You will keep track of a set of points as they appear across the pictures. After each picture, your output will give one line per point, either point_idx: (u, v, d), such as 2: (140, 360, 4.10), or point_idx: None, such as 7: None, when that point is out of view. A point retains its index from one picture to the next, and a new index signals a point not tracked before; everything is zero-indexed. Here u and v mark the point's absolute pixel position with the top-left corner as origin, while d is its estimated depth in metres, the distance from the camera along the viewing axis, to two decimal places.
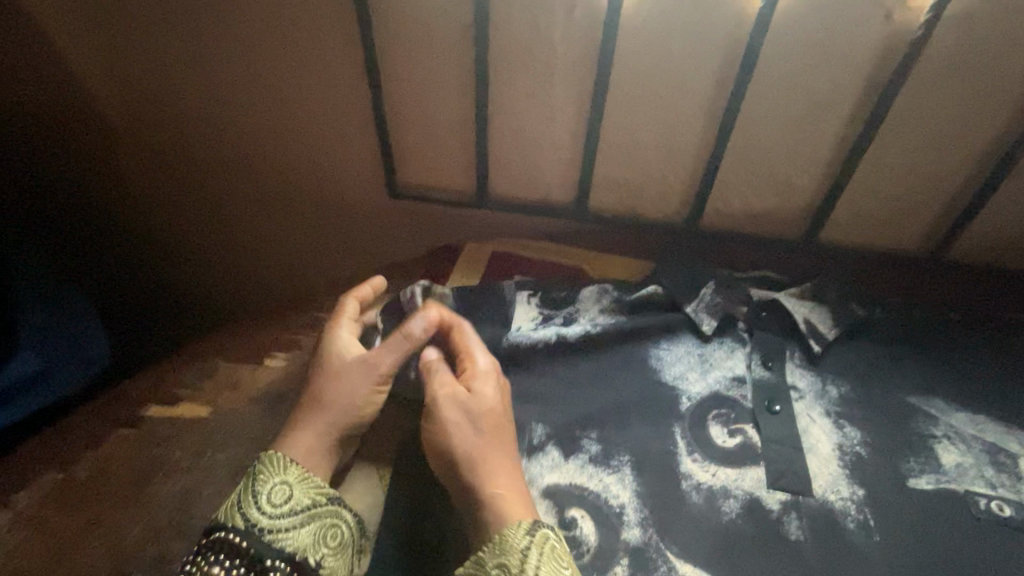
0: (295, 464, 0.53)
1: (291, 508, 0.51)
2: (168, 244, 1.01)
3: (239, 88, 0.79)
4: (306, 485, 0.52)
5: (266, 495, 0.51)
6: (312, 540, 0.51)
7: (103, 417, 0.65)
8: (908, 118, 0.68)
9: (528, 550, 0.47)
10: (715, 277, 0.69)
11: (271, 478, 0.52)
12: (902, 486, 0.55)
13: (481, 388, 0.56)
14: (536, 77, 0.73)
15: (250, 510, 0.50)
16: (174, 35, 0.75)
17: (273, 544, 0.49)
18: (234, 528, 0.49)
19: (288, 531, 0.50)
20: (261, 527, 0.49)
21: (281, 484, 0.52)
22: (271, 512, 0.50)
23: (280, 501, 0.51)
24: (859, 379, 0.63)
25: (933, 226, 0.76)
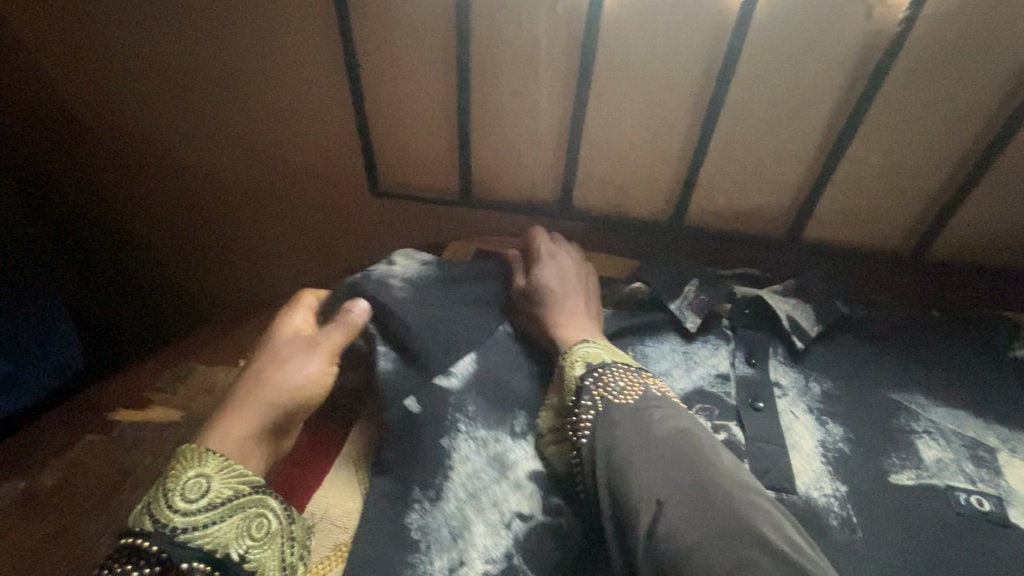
0: (213, 455, 0.50)
1: (211, 501, 0.48)
2: (141, 246, 0.99)
3: (208, 86, 0.77)
4: (228, 475, 0.49)
5: (180, 491, 0.48)
6: (236, 532, 0.47)
7: (76, 419, 0.63)
8: (889, 116, 0.68)
9: (580, 355, 0.57)
10: (700, 274, 0.70)
11: (187, 472, 0.49)
12: (884, 482, 0.55)
13: (562, 255, 0.70)
14: (520, 74, 0.72)
15: (163, 510, 0.47)
16: (140, 31, 0.73)
17: (189, 543, 0.46)
18: (146, 532, 0.46)
19: (208, 525, 0.46)
20: (175, 527, 0.46)
21: (197, 478, 0.49)
22: (187, 509, 0.47)
23: (195, 496, 0.48)
24: (840, 376, 0.63)
25: (916, 223, 0.77)
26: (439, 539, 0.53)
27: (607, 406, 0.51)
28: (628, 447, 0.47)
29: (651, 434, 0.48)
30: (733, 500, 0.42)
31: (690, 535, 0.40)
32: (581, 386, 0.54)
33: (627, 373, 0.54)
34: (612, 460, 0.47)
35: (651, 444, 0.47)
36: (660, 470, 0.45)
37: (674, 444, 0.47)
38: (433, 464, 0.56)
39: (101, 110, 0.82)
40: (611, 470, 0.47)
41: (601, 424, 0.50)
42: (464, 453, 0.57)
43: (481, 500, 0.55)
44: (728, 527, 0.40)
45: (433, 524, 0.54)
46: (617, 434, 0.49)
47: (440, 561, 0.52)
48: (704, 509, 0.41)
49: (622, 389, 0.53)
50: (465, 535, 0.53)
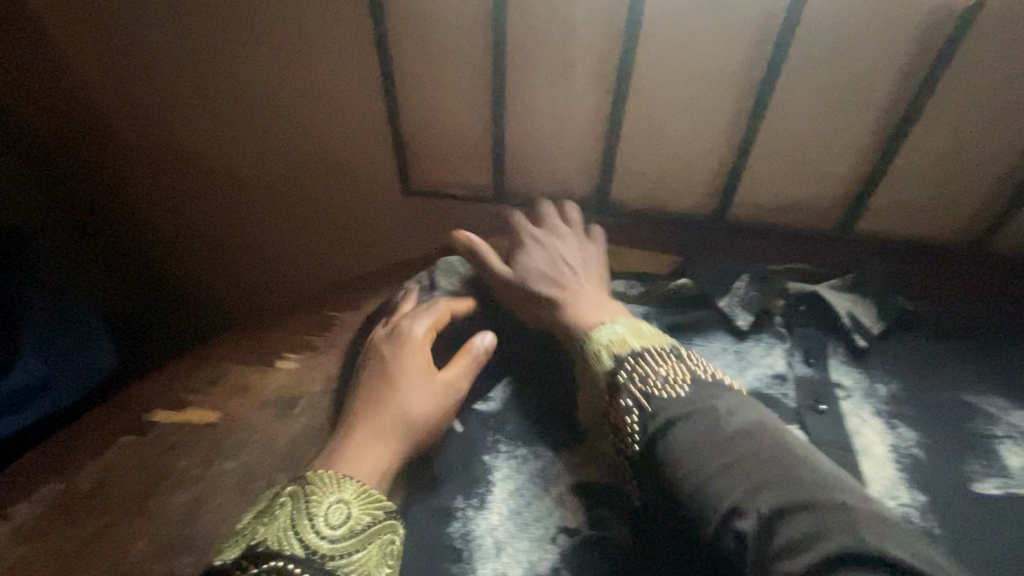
0: (350, 481, 0.48)
1: (351, 528, 0.45)
2: (171, 247, 0.99)
3: (237, 83, 0.76)
4: (366, 500, 0.47)
5: (322, 515, 0.45)
6: (375, 559, 0.45)
7: (110, 420, 0.61)
8: (955, 99, 0.64)
9: (605, 342, 0.55)
10: (750, 269, 0.66)
11: (326, 497, 0.46)
12: (965, 491, 0.51)
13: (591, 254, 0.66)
14: (557, 63, 0.70)
15: (307, 534, 0.44)
16: (169, 27, 0.72)
17: (334, 569, 0.43)
18: (291, 555, 0.43)
19: (352, 553, 0.44)
20: (321, 553, 0.43)
21: (337, 504, 0.46)
22: (330, 535, 0.44)
23: (337, 521, 0.45)
24: (909, 376, 0.59)
25: (978, 214, 0.72)
26: (481, 547, 0.49)
27: (653, 404, 0.48)
28: (704, 452, 0.43)
29: (725, 436, 0.44)
30: (846, 513, 0.38)
31: (808, 549, 0.37)
32: (615, 381, 0.51)
33: (667, 362, 0.51)
34: (685, 471, 0.43)
35: (727, 446, 0.43)
36: (751, 480, 0.41)
37: (754, 452, 0.43)
38: (473, 476, 0.53)
39: (129, 111, 0.82)
40: (688, 483, 0.43)
41: (656, 427, 0.47)
42: (504, 471, 0.54)
43: (524, 517, 0.51)
44: (846, 538, 0.37)
45: (475, 532, 0.50)
46: (679, 437, 0.45)
47: (483, 570, 0.48)
48: (813, 516, 0.38)
49: (665, 382, 0.49)
50: (508, 549, 0.49)
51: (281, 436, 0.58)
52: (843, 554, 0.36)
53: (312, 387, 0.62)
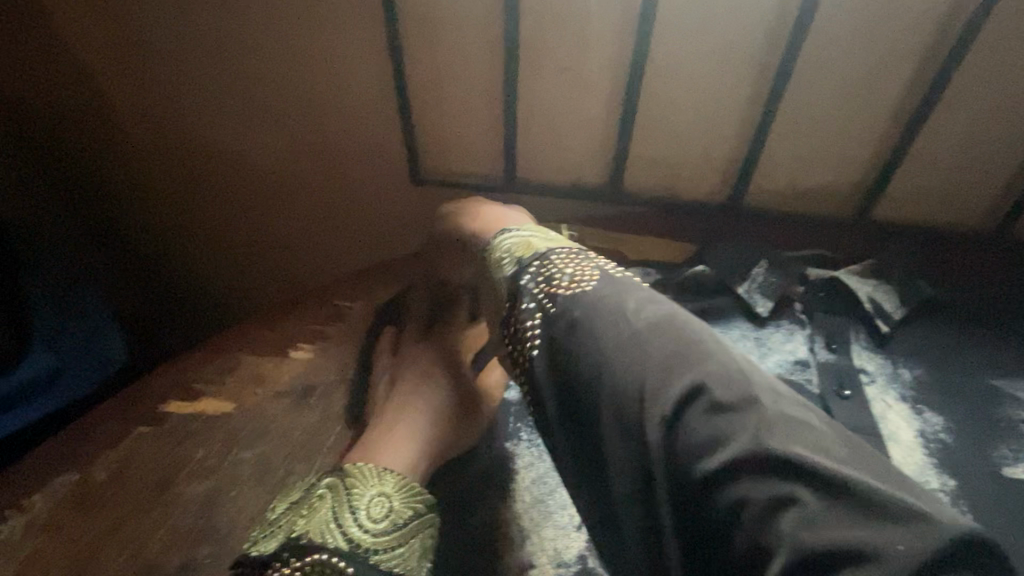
0: (390, 474, 0.45)
1: (394, 522, 0.42)
2: (175, 239, 0.98)
3: (245, 70, 0.75)
4: (408, 493, 0.44)
5: (364, 508, 0.42)
6: (418, 554, 0.42)
7: (123, 410, 0.60)
8: (976, 83, 0.63)
9: (507, 252, 0.48)
10: (769, 256, 0.65)
11: (366, 489, 0.43)
12: (996, 476, 0.50)
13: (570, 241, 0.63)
14: (570, 49, 0.69)
15: (349, 527, 0.40)
16: (177, 12, 0.71)
17: (379, 564, 0.39)
18: (334, 549, 0.39)
19: (395, 548, 0.41)
20: (365, 547, 0.40)
21: (378, 496, 0.43)
22: (374, 529, 0.41)
23: (380, 514, 0.42)
24: (932, 362, 0.58)
25: (998, 199, 0.71)
26: (507, 536, 0.48)
27: (555, 302, 0.40)
28: (603, 346, 0.36)
29: (625, 325, 0.36)
30: (761, 409, 0.31)
31: (711, 451, 0.30)
32: (517, 285, 0.44)
33: (572, 259, 0.43)
34: (583, 373, 0.36)
35: (626, 336, 0.35)
36: (651, 371, 0.33)
37: (662, 343, 0.34)
38: (495, 464, 0.53)
39: (133, 99, 0.80)
40: (586, 387, 0.35)
41: (558, 326, 0.39)
42: (527, 458, 0.53)
43: (548, 505, 0.50)
44: (757, 436, 0.29)
45: (501, 521, 0.49)
46: (577, 333, 0.37)
47: (510, 558, 0.47)
48: (721, 411, 0.31)
49: (569, 278, 0.41)
50: (534, 537, 0.48)
51: (297, 427, 0.57)
52: (750, 454, 0.29)
53: (328, 377, 0.62)
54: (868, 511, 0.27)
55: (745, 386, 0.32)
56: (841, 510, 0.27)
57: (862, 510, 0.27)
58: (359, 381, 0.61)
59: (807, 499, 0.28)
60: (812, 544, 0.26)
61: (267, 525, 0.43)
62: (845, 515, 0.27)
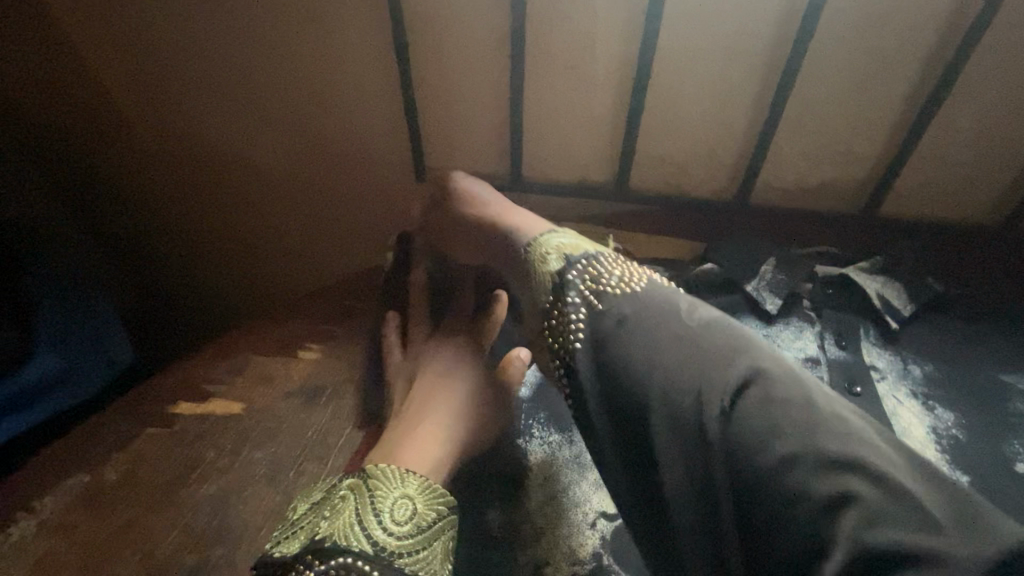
0: (413, 475, 0.45)
1: (417, 524, 0.42)
2: (180, 240, 0.97)
3: (254, 70, 0.75)
4: (430, 495, 0.44)
5: (387, 511, 0.42)
6: (441, 557, 0.42)
7: (132, 412, 0.60)
8: (983, 79, 0.63)
9: (553, 247, 0.50)
10: (777, 253, 0.65)
11: (390, 491, 0.43)
12: (1010, 471, 0.50)
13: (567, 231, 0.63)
14: (577, 47, 0.69)
15: (374, 530, 0.40)
16: (186, 12, 0.71)
17: (404, 568, 0.39)
18: (359, 553, 0.39)
19: (419, 551, 0.41)
20: (389, 550, 0.40)
21: (401, 498, 0.43)
22: (397, 531, 0.41)
23: (403, 517, 0.42)
24: (942, 358, 0.58)
25: (1005, 194, 0.71)
26: (522, 534, 0.48)
27: (603, 301, 0.42)
28: (658, 346, 0.38)
29: (680, 329, 0.38)
30: (814, 410, 0.33)
31: (769, 445, 0.32)
32: (563, 281, 0.46)
33: (619, 262, 0.46)
34: (634, 369, 0.38)
35: (681, 339, 0.38)
36: (708, 371, 0.36)
37: (713, 346, 0.37)
38: (507, 462, 0.53)
39: (138, 100, 0.80)
40: (637, 382, 0.37)
41: (606, 324, 0.41)
42: (539, 456, 0.53)
43: (561, 502, 0.50)
44: (813, 432, 0.32)
45: (515, 520, 0.49)
46: (629, 332, 0.40)
47: (525, 557, 0.47)
48: (777, 408, 0.33)
49: (617, 280, 0.43)
50: (548, 535, 0.48)
51: (308, 426, 0.57)
52: (807, 449, 0.31)
53: (337, 377, 0.61)
54: (917, 506, 0.29)
55: (795, 388, 0.34)
56: (891, 503, 0.29)
57: (912, 506, 0.29)
58: (369, 380, 0.60)
59: (864, 494, 0.30)
60: (869, 535, 0.28)
61: (290, 526, 0.43)
62: (896, 508, 0.29)
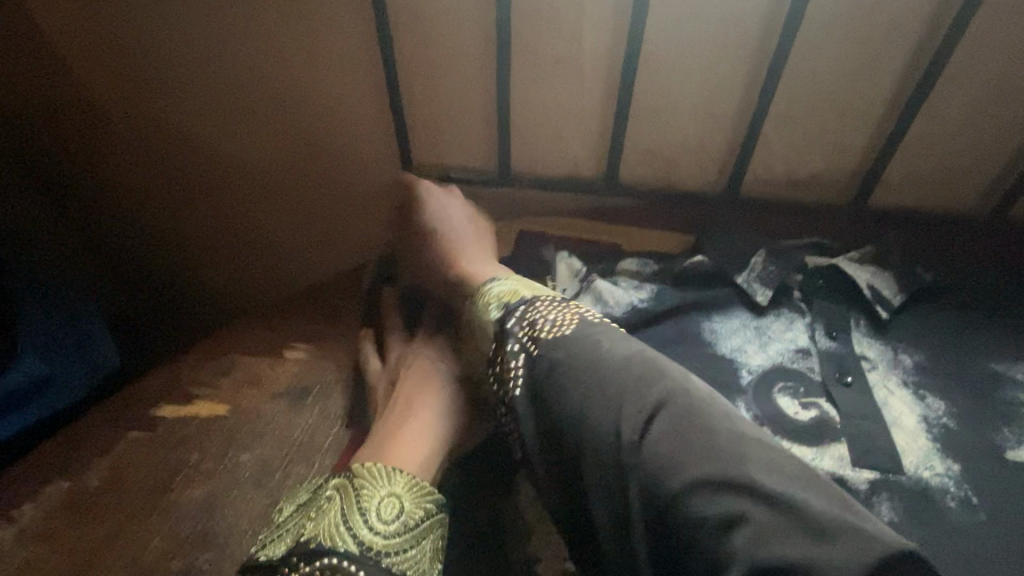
0: (400, 473, 0.44)
1: (405, 523, 0.41)
2: (164, 243, 0.96)
3: (240, 77, 0.75)
4: (419, 492, 0.43)
5: (374, 510, 0.41)
6: (429, 555, 0.41)
7: (115, 417, 0.58)
8: (971, 67, 0.63)
9: (495, 297, 0.49)
10: (767, 245, 0.65)
11: (377, 490, 0.42)
12: (1001, 459, 0.50)
13: None
14: (563, 39, 0.68)
15: (360, 531, 0.40)
16: (171, 19, 0.70)
17: (391, 569, 0.39)
18: (345, 554, 0.38)
19: (407, 549, 0.40)
20: (376, 550, 0.39)
21: (389, 496, 0.42)
22: (384, 531, 0.40)
23: (391, 516, 0.41)
24: (932, 347, 0.58)
25: (994, 183, 0.71)
26: (513, 531, 0.49)
27: (538, 346, 0.42)
28: (582, 387, 0.38)
29: (600, 367, 0.39)
30: (717, 439, 0.34)
31: (678, 481, 0.33)
32: (502, 330, 0.45)
33: (554, 304, 0.45)
34: (561, 407, 0.39)
35: (602, 377, 0.38)
36: (624, 409, 0.36)
37: (632, 379, 0.38)
38: (499, 459, 0.52)
39: (117, 102, 0.79)
40: (560, 415, 0.38)
41: (540, 369, 0.41)
42: None
43: None
44: (716, 465, 0.33)
45: (506, 515, 0.50)
46: (556, 374, 0.40)
47: (517, 553, 0.48)
48: (685, 444, 0.34)
49: (550, 323, 0.43)
50: (538, 532, 0.49)
51: (296, 428, 0.56)
52: (710, 481, 0.32)
53: (325, 377, 0.61)
54: (810, 525, 0.30)
55: (702, 418, 0.35)
56: (784, 524, 0.30)
57: (801, 526, 0.30)
58: (357, 379, 0.59)
59: (757, 515, 0.31)
60: (762, 554, 0.30)
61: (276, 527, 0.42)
62: (787, 528, 0.30)
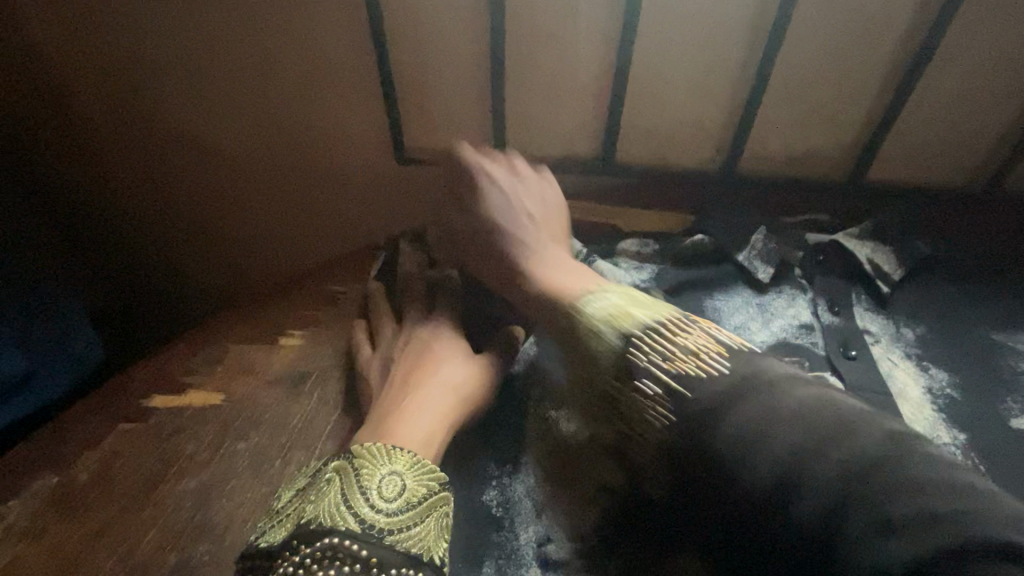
0: (401, 451, 0.43)
1: (407, 501, 0.40)
2: (150, 234, 0.94)
3: (235, 68, 0.73)
4: (420, 471, 0.42)
5: (375, 489, 0.40)
6: (435, 534, 0.40)
7: (104, 409, 0.56)
8: (966, 40, 0.63)
9: (600, 316, 0.46)
10: (767, 222, 0.65)
11: (377, 468, 0.41)
12: (1006, 427, 0.50)
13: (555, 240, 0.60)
14: (558, 15, 0.66)
15: (361, 509, 0.39)
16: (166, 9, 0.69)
17: (395, 546, 0.38)
18: (347, 532, 0.37)
19: (411, 527, 0.39)
20: (379, 528, 0.38)
21: (390, 475, 0.41)
22: (386, 508, 0.39)
23: (392, 494, 0.40)
24: (934, 320, 0.58)
25: (989, 156, 0.71)
26: (522, 512, 0.47)
27: (678, 379, 0.39)
28: (756, 418, 0.34)
29: (775, 397, 0.34)
30: (943, 483, 0.29)
31: (907, 533, 0.27)
32: (626, 360, 0.43)
33: (685, 328, 0.42)
34: (723, 440, 0.34)
35: (781, 411, 0.34)
36: (820, 446, 0.32)
37: (823, 431, 0.32)
38: (503, 441, 0.51)
39: (101, 88, 0.77)
40: (745, 483, 0.32)
41: (689, 401, 0.37)
42: (535, 433, 0.52)
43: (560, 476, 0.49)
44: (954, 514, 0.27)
45: (514, 496, 0.47)
46: (715, 405, 0.36)
47: (526, 534, 0.45)
48: (906, 488, 0.29)
49: (688, 351, 0.40)
50: (548, 511, 0.46)
51: (293, 415, 0.55)
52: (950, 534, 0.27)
53: (322, 363, 0.59)
54: None
55: (929, 479, 0.29)
56: None
57: None
58: (354, 364, 0.58)
59: None
60: None
61: (276, 511, 0.41)
62: None
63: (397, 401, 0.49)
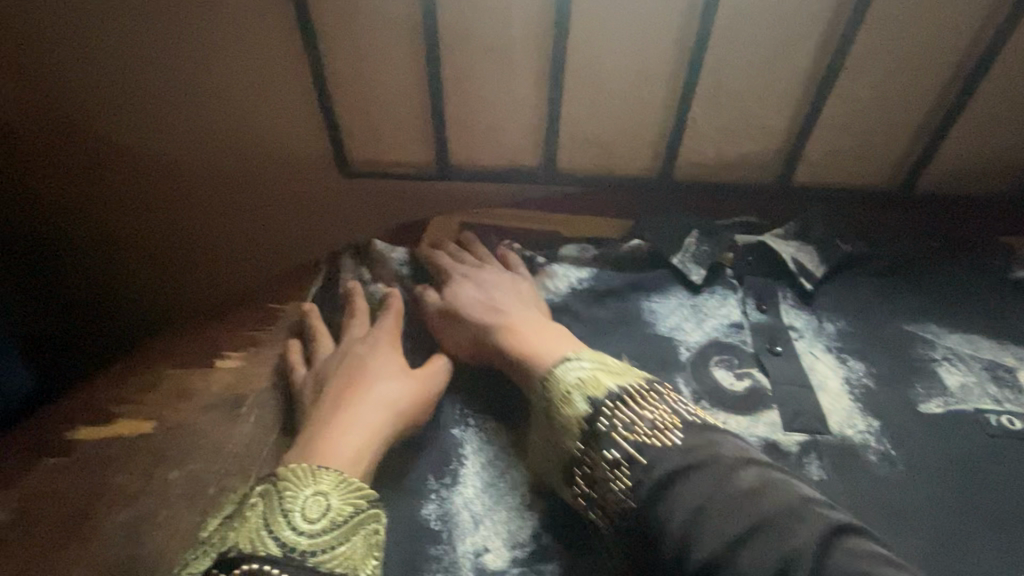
0: (326, 471, 0.44)
1: (331, 520, 0.41)
2: (85, 257, 0.90)
3: (165, 88, 0.72)
4: (346, 489, 0.43)
5: (298, 511, 0.40)
6: (362, 552, 0.40)
7: (26, 444, 0.54)
8: (873, 51, 0.67)
9: (572, 384, 0.48)
10: (699, 224, 0.67)
11: (301, 490, 0.42)
12: (915, 412, 0.54)
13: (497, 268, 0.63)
14: (493, 30, 0.67)
15: (283, 532, 0.39)
16: (91, 25, 0.67)
17: (318, 567, 0.38)
18: (268, 558, 0.38)
19: (336, 547, 0.39)
20: (300, 550, 0.38)
21: (314, 496, 0.42)
22: (310, 530, 0.39)
23: (316, 514, 0.40)
24: (853, 314, 0.61)
25: (902, 157, 0.76)
26: (461, 524, 0.47)
27: (644, 455, 0.42)
28: (709, 507, 0.38)
29: (730, 486, 0.39)
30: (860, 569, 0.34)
31: None
32: (596, 430, 0.45)
33: (653, 403, 0.45)
34: (679, 522, 0.38)
35: (732, 499, 0.38)
36: (763, 536, 0.36)
37: (757, 515, 0.37)
38: (443, 454, 0.51)
39: (24, 109, 0.74)
40: (691, 558, 0.37)
41: (653, 479, 0.41)
42: (475, 444, 0.52)
43: (498, 487, 0.49)
44: None
45: (453, 508, 0.48)
46: (675, 489, 0.40)
47: (464, 546, 0.46)
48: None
49: (653, 427, 0.43)
50: (486, 522, 0.47)
51: (229, 439, 0.54)
52: None
53: (260, 384, 0.58)
54: None
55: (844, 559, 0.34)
56: None
57: None
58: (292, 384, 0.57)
59: None
60: None
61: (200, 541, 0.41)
62: None
63: (333, 418, 0.49)
